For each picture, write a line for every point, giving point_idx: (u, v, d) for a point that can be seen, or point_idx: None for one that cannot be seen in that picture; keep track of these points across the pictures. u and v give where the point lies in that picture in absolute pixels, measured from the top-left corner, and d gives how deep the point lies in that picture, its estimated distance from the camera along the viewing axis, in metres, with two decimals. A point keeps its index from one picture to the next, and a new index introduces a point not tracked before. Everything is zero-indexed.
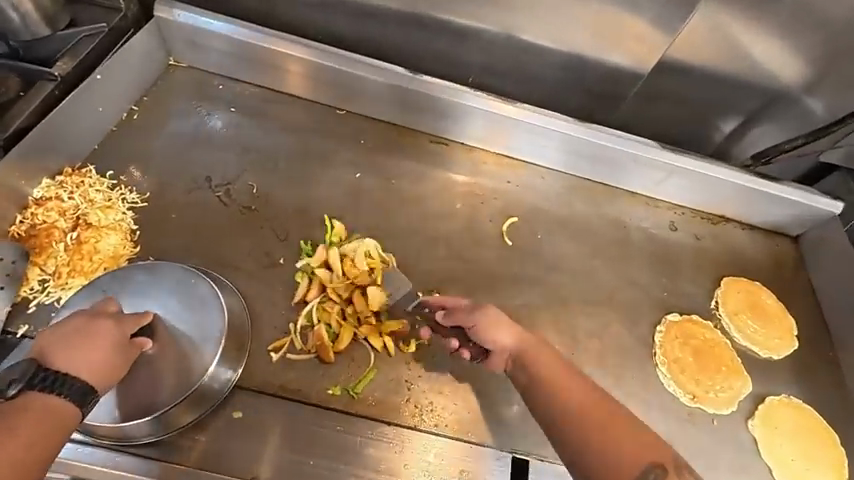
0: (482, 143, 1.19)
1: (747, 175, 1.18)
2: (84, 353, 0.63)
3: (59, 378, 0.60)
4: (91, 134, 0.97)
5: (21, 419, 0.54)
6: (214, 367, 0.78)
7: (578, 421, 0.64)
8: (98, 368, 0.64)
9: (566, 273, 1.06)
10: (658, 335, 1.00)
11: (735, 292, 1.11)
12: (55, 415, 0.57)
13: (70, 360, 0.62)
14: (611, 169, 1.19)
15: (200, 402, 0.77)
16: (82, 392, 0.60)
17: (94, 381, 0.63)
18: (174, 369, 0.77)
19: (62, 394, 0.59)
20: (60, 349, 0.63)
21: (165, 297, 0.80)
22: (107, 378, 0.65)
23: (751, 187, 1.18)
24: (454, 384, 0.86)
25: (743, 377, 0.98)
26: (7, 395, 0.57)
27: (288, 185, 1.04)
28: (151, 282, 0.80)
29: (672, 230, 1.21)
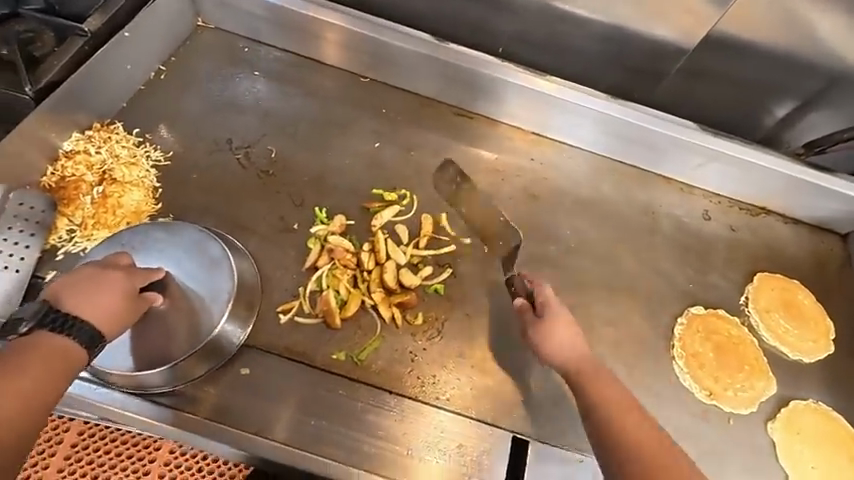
0: (509, 117, 1.14)
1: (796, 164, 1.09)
2: (95, 299, 0.66)
3: (69, 319, 0.62)
4: (119, 92, 0.99)
5: (35, 355, 0.58)
6: (223, 324, 0.81)
7: (625, 441, 0.66)
8: (107, 313, 0.67)
9: (586, 257, 1.02)
10: (678, 327, 0.96)
11: (768, 289, 1.04)
12: (64, 355, 0.60)
13: (80, 303, 0.65)
14: (644, 150, 1.13)
15: (211, 356, 0.80)
16: (91, 335, 0.63)
17: (103, 326, 0.66)
18: (186, 323, 0.80)
19: (70, 335, 0.61)
20: (73, 293, 0.66)
21: (178, 255, 0.82)
22: (116, 325, 0.68)
23: (799, 177, 1.09)
24: (459, 359, 0.86)
25: (767, 378, 0.92)
26: (19, 331, 0.60)
27: (307, 151, 1.03)
28: (167, 239, 0.83)
29: (705, 219, 1.14)
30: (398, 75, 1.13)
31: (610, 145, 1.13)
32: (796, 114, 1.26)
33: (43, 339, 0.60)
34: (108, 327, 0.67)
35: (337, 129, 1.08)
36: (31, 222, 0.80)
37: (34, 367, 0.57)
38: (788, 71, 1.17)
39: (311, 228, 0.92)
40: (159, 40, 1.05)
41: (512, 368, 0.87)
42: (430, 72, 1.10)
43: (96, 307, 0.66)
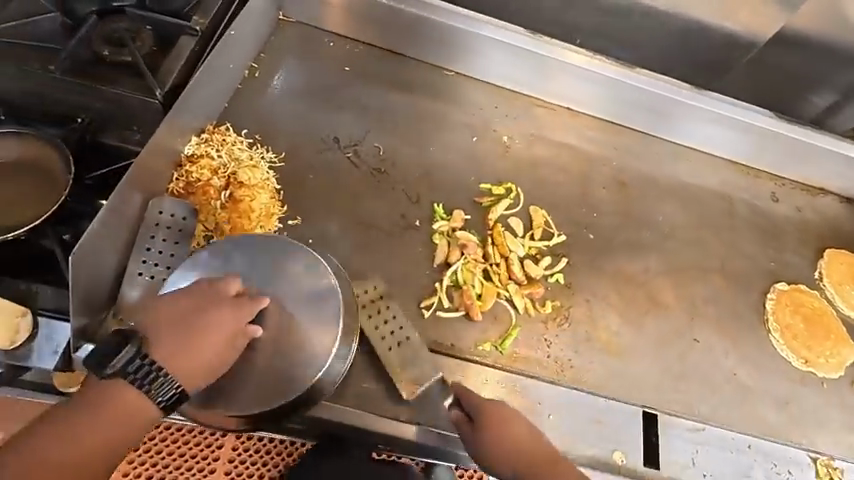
0: (591, 109, 1.19)
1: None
2: (185, 351, 0.59)
3: (154, 375, 0.57)
4: (223, 92, 0.97)
5: (110, 414, 0.56)
6: (331, 361, 0.72)
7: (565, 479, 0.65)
8: (195, 365, 0.59)
9: (678, 241, 1.08)
10: (769, 302, 1.04)
11: (839, 264, 1.13)
12: (140, 416, 0.57)
13: (170, 347, 0.59)
14: (718, 137, 1.20)
15: (319, 386, 0.72)
16: (171, 398, 0.58)
17: (186, 378, 0.59)
18: (291, 352, 0.70)
19: (150, 396, 0.57)
20: (169, 336, 0.59)
21: (280, 278, 0.72)
22: (204, 378, 0.61)
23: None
24: (586, 343, 0.91)
25: (850, 345, 1.02)
26: (105, 374, 0.56)
27: (410, 147, 1.04)
28: (264, 256, 0.74)
29: (774, 201, 1.22)
30: (485, 69, 1.15)
31: (686, 134, 1.20)
32: (839, 103, 1.35)
33: (125, 391, 0.56)
34: (192, 380, 0.59)
35: (433, 124, 1.09)
36: (175, 231, 0.79)
37: (109, 426, 0.56)
38: (840, 62, 1.25)
39: (435, 224, 0.94)
40: (252, 37, 1.03)
41: (633, 348, 0.93)
42: (517, 64, 1.14)
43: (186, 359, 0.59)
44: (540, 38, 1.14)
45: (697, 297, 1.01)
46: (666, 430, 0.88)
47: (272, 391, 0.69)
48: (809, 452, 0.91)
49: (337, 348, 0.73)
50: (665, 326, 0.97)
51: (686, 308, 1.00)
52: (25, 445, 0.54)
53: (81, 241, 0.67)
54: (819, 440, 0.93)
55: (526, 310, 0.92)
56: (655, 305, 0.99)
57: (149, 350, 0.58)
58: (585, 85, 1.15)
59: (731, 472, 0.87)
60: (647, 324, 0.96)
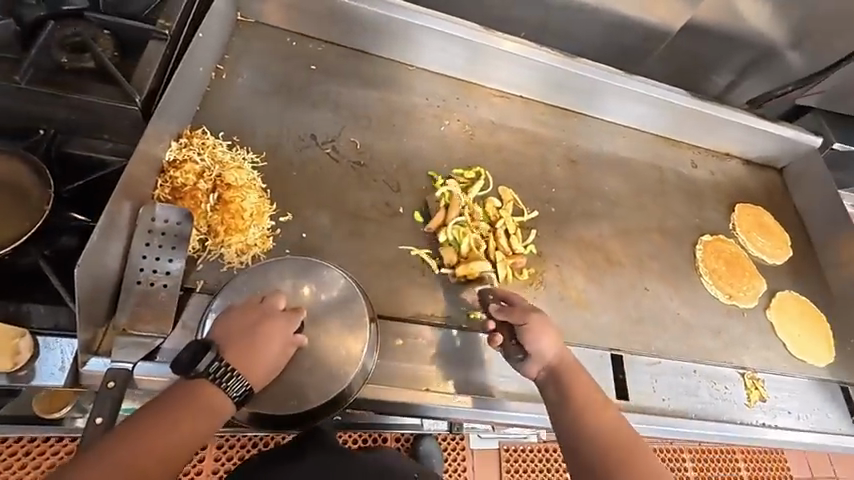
0: (540, 96, 1.32)
1: (752, 118, 1.44)
2: (254, 350, 0.66)
3: (229, 373, 0.63)
4: (193, 96, 0.97)
5: (186, 413, 0.59)
6: (364, 355, 0.78)
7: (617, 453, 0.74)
8: (261, 364, 0.66)
9: (623, 206, 1.25)
10: (699, 252, 1.24)
11: (746, 215, 1.37)
12: (215, 412, 0.61)
13: (239, 350, 0.65)
14: (647, 116, 1.39)
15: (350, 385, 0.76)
16: (243, 393, 0.64)
17: (254, 378, 0.66)
18: (324, 368, 0.76)
19: (228, 391, 0.62)
20: (236, 340, 0.66)
21: (306, 294, 0.78)
22: (266, 376, 0.68)
23: (754, 127, 1.44)
24: (559, 302, 1.04)
25: (760, 279, 1.25)
26: (189, 373, 0.62)
27: (384, 140, 1.10)
28: (297, 277, 0.79)
29: (694, 167, 1.43)
30: (444, 63, 1.24)
31: (620, 114, 1.37)
32: (735, 81, 1.60)
33: (200, 390, 0.61)
34: (258, 380, 0.66)
35: (402, 117, 1.16)
36: (170, 236, 0.79)
37: (183, 427, 0.58)
38: (736, 46, 1.48)
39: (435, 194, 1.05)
40: (215, 39, 1.03)
41: (598, 303, 1.07)
42: (472, 57, 1.23)
43: (254, 359, 0.66)
44: (491, 31, 1.23)
45: (644, 253, 1.19)
46: (631, 366, 1.03)
47: (306, 401, 0.73)
48: (738, 369, 1.12)
49: (364, 355, 0.78)
50: (621, 280, 1.12)
51: (636, 264, 1.16)
52: (95, 460, 0.53)
53: (86, 252, 0.67)
54: (745, 358, 1.14)
55: (508, 278, 1.03)
56: (611, 263, 1.14)
57: (223, 353, 0.64)
58: (535, 74, 1.28)
59: (683, 393, 1.05)
60: (607, 280, 1.11)
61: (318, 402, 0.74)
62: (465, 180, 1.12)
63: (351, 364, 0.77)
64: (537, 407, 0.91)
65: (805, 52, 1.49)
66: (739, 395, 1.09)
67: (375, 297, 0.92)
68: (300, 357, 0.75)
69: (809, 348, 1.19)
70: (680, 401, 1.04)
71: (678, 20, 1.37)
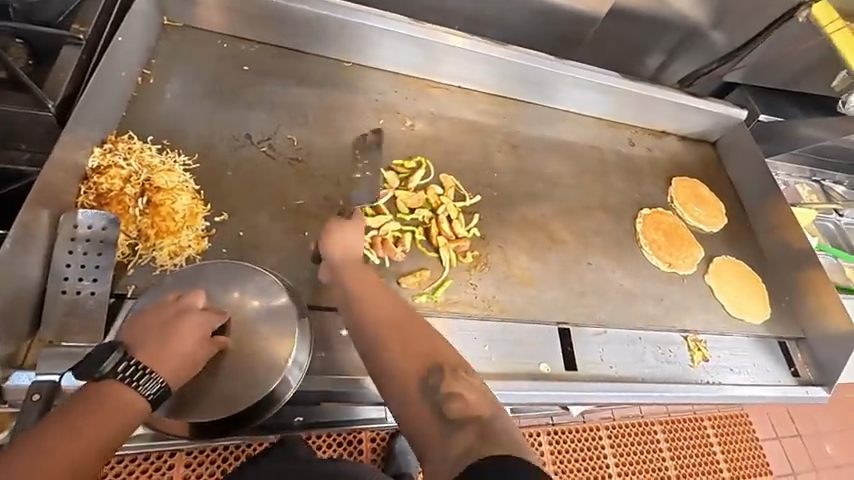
0: (479, 85, 1.35)
1: (683, 96, 1.50)
2: (169, 347, 0.61)
3: (142, 370, 0.58)
4: (118, 101, 0.95)
5: (94, 413, 0.53)
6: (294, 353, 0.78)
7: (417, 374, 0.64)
8: (178, 361, 0.62)
9: (564, 186, 1.29)
10: (638, 224, 1.29)
11: (682, 188, 1.43)
12: (129, 409, 0.55)
13: (149, 348, 0.60)
14: (584, 99, 1.43)
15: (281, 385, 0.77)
16: (158, 392, 0.59)
17: (170, 376, 0.61)
18: (252, 370, 0.75)
19: (140, 389, 0.57)
20: (148, 339, 0.61)
21: (230, 297, 0.77)
22: (185, 375, 0.63)
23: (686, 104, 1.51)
24: (505, 282, 1.07)
25: (697, 246, 1.31)
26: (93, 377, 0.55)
27: (323, 136, 1.11)
28: (222, 281, 0.78)
29: (631, 146, 1.49)
30: (379, 58, 1.25)
31: (559, 99, 1.42)
32: (666, 62, 1.68)
33: (107, 391, 0.55)
34: (176, 378, 0.62)
35: (341, 112, 1.17)
36: (95, 243, 0.77)
37: (94, 427, 0.52)
38: (663, 29, 1.55)
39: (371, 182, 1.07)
40: (139, 43, 1.02)
41: (543, 280, 1.10)
42: (408, 50, 1.25)
43: (169, 356, 0.62)
44: (424, 24, 1.25)
45: (586, 229, 1.23)
46: (577, 337, 1.07)
47: (236, 405, 0.73)
48: (682, 332, 1.17)
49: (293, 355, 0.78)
50: (565, 257, 1.16)
51: (579, 241, 1.20)
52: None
53: None
54: (687, 321, 1.19)
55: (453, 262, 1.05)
56: (554, 242, 1.17)
57: (132, 352, 0.59)
58: (472, 64, 1.30)
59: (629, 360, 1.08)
60: (551, 257, 1.14)
61: (248, 404, 0.74)
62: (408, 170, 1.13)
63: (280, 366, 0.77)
64: (504, 385, 0.94)
65: (728, 31, 1.57)
66: (683, 357, 1.14)
67: (318, 290, 0.92)
68: (230, 363, 0.74)
69: (746, 308, 1.26)
70: (626, 367, 1.07)
71: (604, 6, 1.43)
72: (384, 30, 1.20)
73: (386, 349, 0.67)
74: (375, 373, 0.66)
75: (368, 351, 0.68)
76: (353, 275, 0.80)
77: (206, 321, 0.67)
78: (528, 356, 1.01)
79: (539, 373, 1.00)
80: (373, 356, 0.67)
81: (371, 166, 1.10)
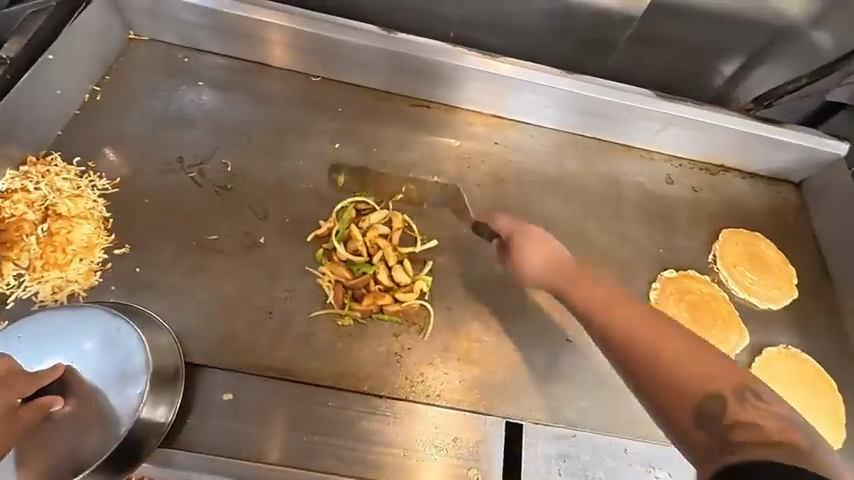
0: (470, 104, 1.13)
1: (750, 121, 1.14)
2: None
3: None
4: (52, 120, 0.92)
5: None
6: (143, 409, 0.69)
7: (613, 331, 0.63)
8: None
9: (557, 233, 1.04)
10: (654, 292, 0.98)
11: (734, 244, 1.07)
12: None
13: None
14: (606, 122, 1.14)
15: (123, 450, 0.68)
16: None
17: None
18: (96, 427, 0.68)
19: None
20: None
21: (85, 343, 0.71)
22: None
23: (755, 132, 1.13)
24: (444, 353, 0.86)
25: (739, 330, 0.97)
26: None
27: (264, 162, 0.99)
28: (80, 325, 0.72)
29: (668, 184, 1.16)
30: (351, 72, 1.10)
31: (572, 124, 1.15)
32: (738, 73, 1.29)
33: None
34: None
35: (293, 134, 1.04)
36: None
37: None
38: (731, 30, 1.20)
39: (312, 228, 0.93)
40: (90, 59, 0.99)
41: (498, 356, 0.87)
42: (382, 64, 1.08)
43: None
44: (403, 33, 1.08)
45: None
46: (532, 440, 0.82)
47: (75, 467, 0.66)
48: None
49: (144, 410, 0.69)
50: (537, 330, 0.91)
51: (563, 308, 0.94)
52: None
53: None
54: None
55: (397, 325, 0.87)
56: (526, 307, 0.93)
57: None
58: (458, 79, 1.09)
59: None
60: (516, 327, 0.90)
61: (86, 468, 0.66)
62: (351, 207, 0.96)
63: (129, 416, 0.69)
64: None
65: (836, 31, 1.17)
66: None
67: (206, 343, 0.81)
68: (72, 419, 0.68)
69: None
70: None
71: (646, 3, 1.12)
72: (354, 40, 1.05)
73: (632, 343, 0.60)
74: (660, 380, 0.56)
75: (639, 381, 0.57)
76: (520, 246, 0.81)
77: (4, 392, 0.58)
78: (454, 457, 0.79)
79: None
80: (616, 349, 0.62)
81: (310, 200, 0.96)
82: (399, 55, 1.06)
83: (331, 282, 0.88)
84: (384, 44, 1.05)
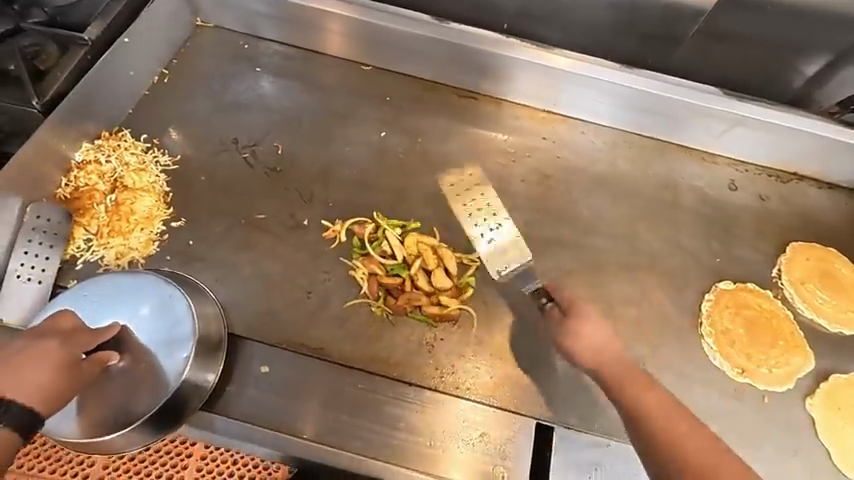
0: (521, 98, 1.10)
1: (833, 125, 1.03)
2: (27, 375, 0.57)
3: None
4: (124, 99, 0.99)
5: None
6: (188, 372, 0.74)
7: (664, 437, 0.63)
8: (40, 386, 0.57)
9: (603, 235, 0.99)
10: (706, 303, 0.92)
11: (803, 259, 0.98)
12: None
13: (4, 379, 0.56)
14: (663, 121, 1.07)
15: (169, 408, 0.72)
16: (23, 418, 0.55)
17: (34, 401, 0.57)
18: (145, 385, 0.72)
19: None
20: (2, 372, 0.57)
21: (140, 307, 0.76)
22: (58, 399, 0.59)
23: (837, 138, 1.03)
24: (477, 348, 0.85)
25: (803, 353, 0.88)
26: None
27: (313, 147, 1.02)
28: (136, 290, 0.77)
29: (731, 189, 1.07)
30: (401, 62, 1.10)
31: (630, 123, 1.09)
32: (822, 73, 1.17)
33: None
34: (38, 403, 0.57)
35: (342, 121, 1.06)
36: (47, 233, 0.81)
37: None
38: (816, 26, 1.09)
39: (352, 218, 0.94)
40: (161, 43, 1.05)
41: (532, 356, 0.85)
42: (432, 55, 1.07)
43: (27, 385, 0.57)
44: (455, 23, 1.06)
45: (620, 300, 0.92)
46: (563, 446, 0.79)
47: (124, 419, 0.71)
48: None
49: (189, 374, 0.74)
50: None
51: (604, 313, 0.90)
52: None
53: None
54: (752, 462, 0.80)
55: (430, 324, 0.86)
56: None
57: None
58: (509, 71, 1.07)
59: None
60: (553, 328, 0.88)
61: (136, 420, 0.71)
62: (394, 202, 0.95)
63: (176, 375, 0.73)
64: None
65: None
66: None
67: (248, 316, 0.84)
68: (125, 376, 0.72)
69: None
70: None
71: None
72: (407, 30, 1.05)
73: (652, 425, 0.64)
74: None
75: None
76: (573, 327, 0.74)
77: (70, 346, 0.62)
78: (480, 453, 0.77)
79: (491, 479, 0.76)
80: (644, 436, 0.64)
81: (354, 187, 0.98)
82: (451, 46, 1.05)
83: (365, 275, 0.88)
84: (436, 34, 1.04)
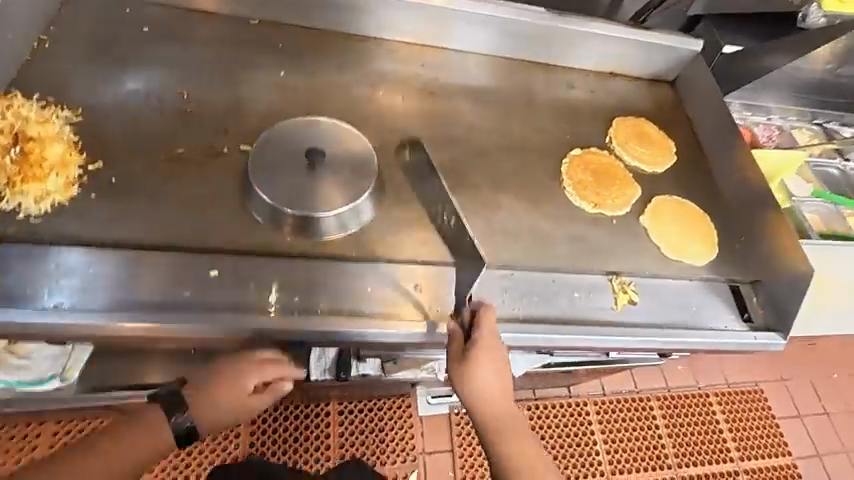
0: (397, 34, 1.30)
1: (626, 29, 1.38)
2: None
3: None
4: (6, 64, 0.99)
5: None
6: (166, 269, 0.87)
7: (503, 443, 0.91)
8: None
9: (482, 130, 1.22)
10: (563, 165, 1.20)
11: (624, 127, 1.32)
12: None
13: None
14: (511, 41, 1.35)
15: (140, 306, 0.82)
16: None
17: None
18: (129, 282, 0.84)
19: None
20: None
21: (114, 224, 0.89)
22: None
23: (630, 39, 1.38)
24: (399, 224, 1.02)
25: (633, 186, 1.20)
26: None
27: (218, 90, 1.10)
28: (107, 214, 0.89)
29: (569, 88, 1.38)
30: (285, 12, 1.23)
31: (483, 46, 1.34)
32: None
33: None
34: None
35: (240, 66, 1.16)
36: None
37: None
38: None
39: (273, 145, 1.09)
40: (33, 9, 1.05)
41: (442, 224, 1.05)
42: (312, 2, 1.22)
43: None
44: None
45: (500, 173, 1.15)
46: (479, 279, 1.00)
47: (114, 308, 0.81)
48: (605, 273, 1.07)
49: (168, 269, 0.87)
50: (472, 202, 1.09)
51: (491, 185, 1.13)
52: None
53: None
54: (612, 263, 1.08)
55: None
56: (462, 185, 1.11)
57: None
58: (381, 11, 1.25)
59: (536, 302, 1.01)
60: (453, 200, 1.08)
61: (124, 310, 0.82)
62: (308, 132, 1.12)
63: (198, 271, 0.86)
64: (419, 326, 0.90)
65: None
66: (605, 300, 1.04)
67: (188, 232, 0.92)
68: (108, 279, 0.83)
69: (687, 250, 1.14)
70: (533, 309, 1.00)
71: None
72: None
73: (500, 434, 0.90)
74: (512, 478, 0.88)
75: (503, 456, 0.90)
76: (474, 367, 0.87)
77: None
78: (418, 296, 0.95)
79: (412, 314, 0.93)
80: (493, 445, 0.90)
81: (265, 118, 1.09)
82: None
83: None
84: None
